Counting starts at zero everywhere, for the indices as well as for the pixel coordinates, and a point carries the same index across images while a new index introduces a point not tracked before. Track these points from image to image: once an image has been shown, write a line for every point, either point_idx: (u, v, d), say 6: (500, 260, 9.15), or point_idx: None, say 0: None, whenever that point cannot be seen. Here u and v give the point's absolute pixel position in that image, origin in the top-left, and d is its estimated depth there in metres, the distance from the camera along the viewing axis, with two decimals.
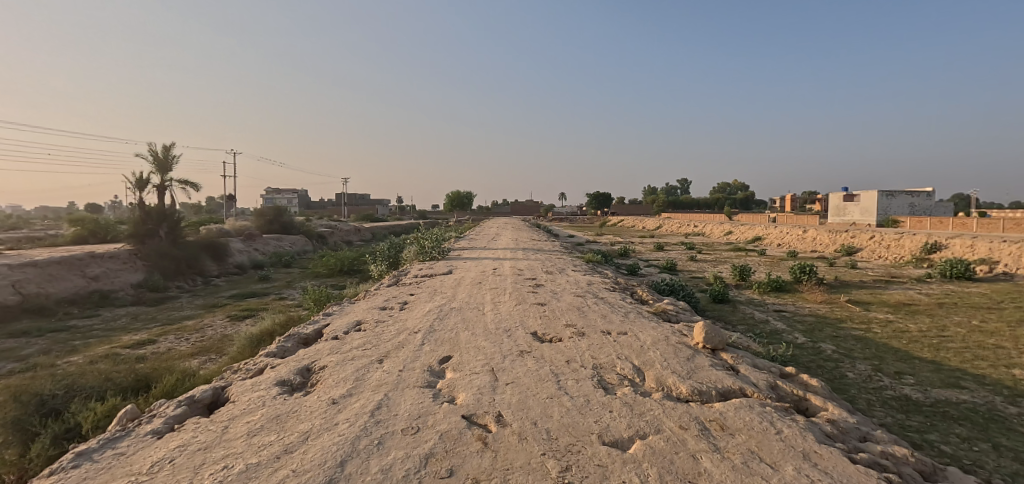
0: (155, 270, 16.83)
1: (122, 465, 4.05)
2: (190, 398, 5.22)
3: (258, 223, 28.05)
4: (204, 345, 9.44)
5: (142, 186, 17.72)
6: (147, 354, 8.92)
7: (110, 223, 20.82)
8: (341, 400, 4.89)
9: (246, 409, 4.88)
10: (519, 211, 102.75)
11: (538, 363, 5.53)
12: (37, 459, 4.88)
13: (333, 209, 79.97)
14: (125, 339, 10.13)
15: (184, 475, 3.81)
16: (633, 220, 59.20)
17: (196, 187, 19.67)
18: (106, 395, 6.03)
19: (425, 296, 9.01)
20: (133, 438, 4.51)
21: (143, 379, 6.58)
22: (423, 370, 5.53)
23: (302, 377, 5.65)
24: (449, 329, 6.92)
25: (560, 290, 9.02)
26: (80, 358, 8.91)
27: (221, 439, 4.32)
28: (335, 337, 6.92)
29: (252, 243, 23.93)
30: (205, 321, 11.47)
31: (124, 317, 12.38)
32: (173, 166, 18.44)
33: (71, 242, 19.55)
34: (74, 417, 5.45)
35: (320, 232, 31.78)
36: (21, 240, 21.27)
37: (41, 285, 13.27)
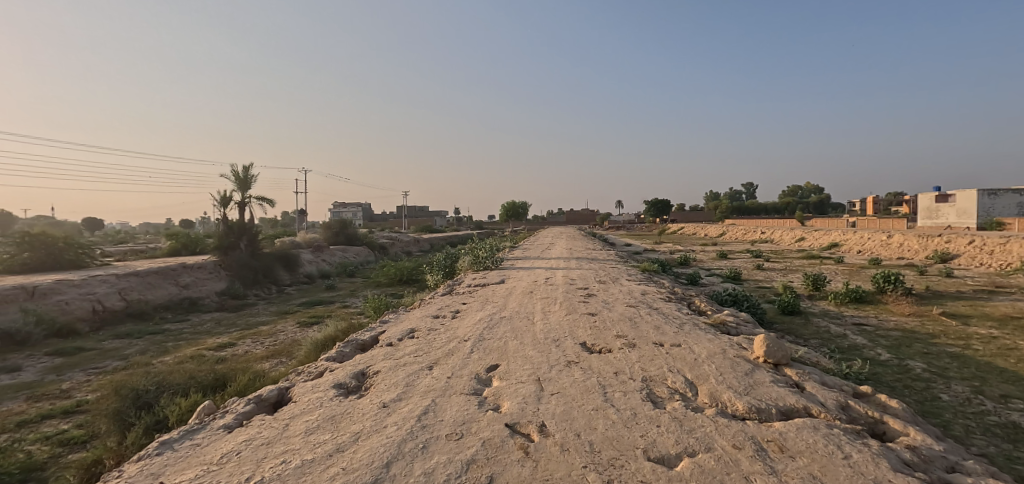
0: (238, 280, 18.26)
1: (196, 455, 4.39)
2: (258, 397, 5.59)
3: (326, 236, 29.74)
4: (275, 349, 10.12)
5: (226, 203, 19.33)
6: (227, 356, 9.68)
7: (200, 237, 22.88)
8: (391, 404, 5.04)
9: (304, 410, 5.14)
10: (576, 220, 101.72)
11: (585, 374, 5.41)
12: (131, 446, 5.37)
13: (395, 221, 83.32)
14: (209, 342, 11.05)
15: (246, 467, 4.05)
16: (696, 227, 56.92)
17: (271, 203, 21.21)
18: (189, 392, 6.58)
19: (476, 305, 9.12)
20: (208, 430, 4.90)
21: (221, 378, 7.12)
22: (470, 377, 5.59)
23: (357, 381, 5.88)
24: (498, 338, 6.96)
25: (612, 300, 8.80)
26: (170, 358, 9.82)
27: (282, 436, 4.58)
28: (389, 344, 7.17)
29: (321, 254, 25.33)
30: (277, 327, 12.27)
31: (209, 322, 13.52)
32: (252, 184, 19.97)
33: (167, 254, 21.64)
34: (163, 411, 5.99)
35: (382, 243, 33.20)
36: (128, 253, 23.83)
37: (142, 293, 14.77)
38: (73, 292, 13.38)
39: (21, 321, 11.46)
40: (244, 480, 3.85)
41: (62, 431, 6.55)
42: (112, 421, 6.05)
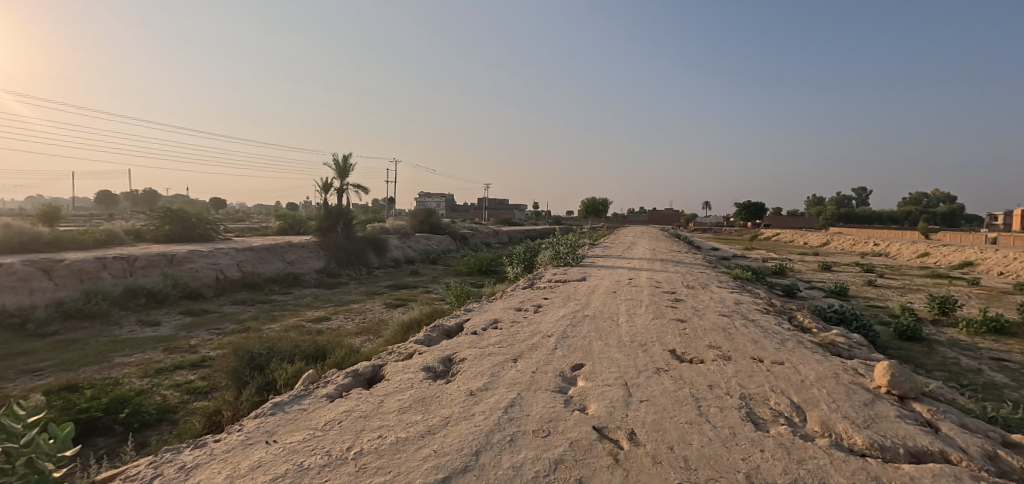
0: (333, 260, 19.60)
1: (303, 419, 4.74)
2: (355, 371, 5.93)
3: (412, 223, 31.09)
4: (366, 326, 10.74)
5: (327, 189, 20.77)
6: (324, 329, 10.42)
7: (304, 219, 24.83)
8: (478, 393, 5.13)
9: (396, 388, 5.38)
10: (656, 219, 98.39)
11: (676, 383, 5.19)
12: (246, 402, 5.95)
13: (475, 212, 85.44)
14: (308, 315, 11.96)
15: (347, 437, 4.31)
16: (793, 234, 52.74)
17: (365, 190, 22.60)
18: (294, 359, 7.15)
19: (559, 301, 9.08)
20: (312, 397, 5.27)
21: (321, 349, 7.67)
22: (555, 374, 5.56)
23: (444, 366, 6.06)
24: (582, 337, 6.87)
25: (703, 307, 8.38)
26: (277, 326, 10.75)
27: (378, 411, 4.83)
28: (474, 332, 7.32)
29: (406, 241, 26.49)
30: (367, 306, 13.01)
31: (308, 296, 14.64)
32: (350, 172, 21.28)
33: (275, 232, 23.78)
34: (272, 374, 6.57)
35: (464, 233, 34.15)
36: (244, 230, 26.48)
37: (254, 266, 16.32)
38: (199, 262, 15.09)
39: (158, 284, 13.14)
40: (346, 449, 4.10)
41: (189, 381, 7.41)
42: (232, 378, 6.75)
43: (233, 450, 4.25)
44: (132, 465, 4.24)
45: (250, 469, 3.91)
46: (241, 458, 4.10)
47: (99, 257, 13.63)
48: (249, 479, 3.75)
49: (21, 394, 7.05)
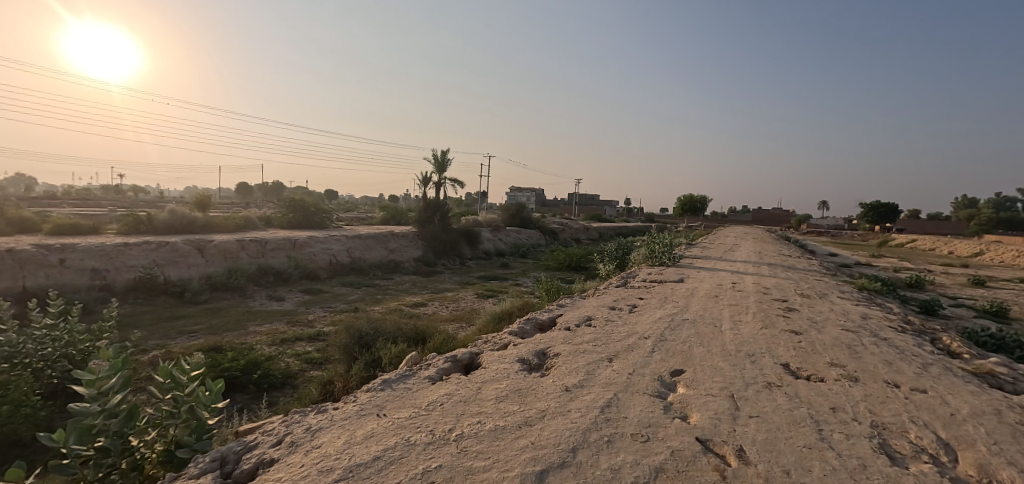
0: (429, 250, 20.59)
1: (408, 398, 5.01)
2: (454, 357, 6.15)
3: (504, 217, 31.71)
4: (459, 314, 11.15)
5: (426, 182, 21.81)
6: (422, 314, 10.98)
7: (404, 210, 26.36)
8: (574, 389, 5.08)
9: (493, 377, 5.50)
10: (759, 220, 91.41)
11: (791, 401, 4.75)
12: (355, 376, 6.45)
13: (564, 207, 85.22)
14: (408, 300, 12.67)
15: (448, 418, 4.49)
16: (929, 241, 46.17)
17: (460, 184, 23.47)
18: (398, 340, 7.60)
19: (655, 302, 8.75)
20: (416, 378, 5.55)
21: (421, 332, 8.07)
22: (653, 378, 5.35)
23: (538, 359, 6.09)
24: (682, 341, 6.54)
25: (821, 320, 7.61)
26: (380, 308, 11.52)
27: (476, 397, 4.96)
28: (567, 328, 7.28)
29: (498, 234, 27.09)
30: (461, 295, 13.49)
31: (407, 283, 15.51)
32: (448, 167, 22.16)
33: (379, 221, 25.52)
34: (378, 353, 7.05)
35: (553, 228, 34.19)
36: (352, 219, 28.75)
37: (361, 252, 17.63)
38: (316, 247, 16.61)
39: (283, 264, 14.69)
40: (448, 430, 4.27)
41: (307, 351, 8.20)
42: (344, 353, 7.35)
43: (349, 418, 4.63)
44: (268, 423, 4.81)
45: (365, 438, 4.23)
46: (356, 427, 4.45)
47: (239, 239, 15.65)
48: (363, 447, 4.07)
49: (181, 350, 8.28)
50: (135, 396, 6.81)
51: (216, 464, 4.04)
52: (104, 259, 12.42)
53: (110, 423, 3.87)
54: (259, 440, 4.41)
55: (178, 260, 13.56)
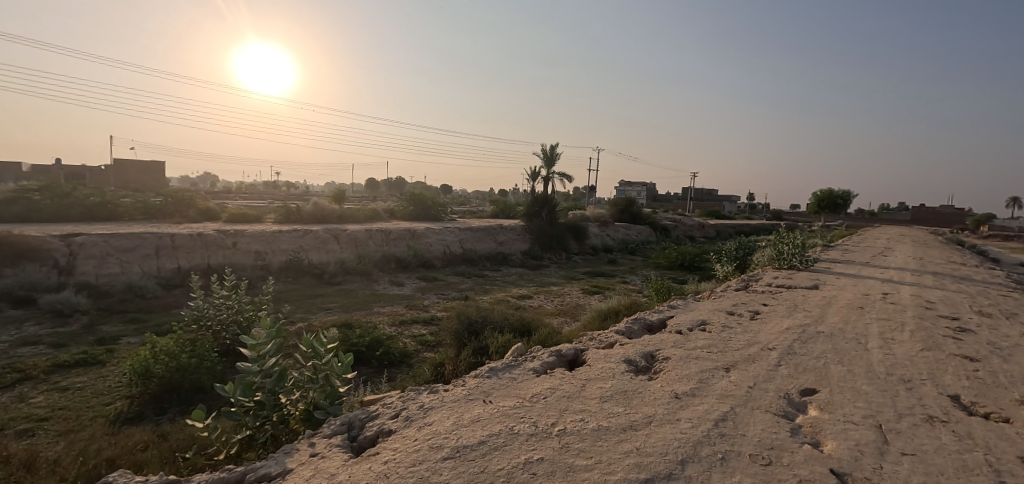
0: (536, 243, 20.75)
1: (513, 388, 5.06)
2: (559, 351, 6.09)
3: (612, 212, 30.92)
4: (564, 309, 11.07)
5: (535, 176, 21.98)
6: (528, 306, 11.09)
7: (513, 204, 26.88)
8: (685, 397, 4.72)
9: (598, 376, 5.32)
10: (917, 220, 78.44)
11: (962, 441, 3.93)
12: (464, 363, 6.69)
13: (678, 202, 80.81)
14: (514, 291, 12.88)
15: (551, 413, 4.43)
16: None
17: (568, 179, 23.36)
18: (504, 330, 7.74)
19: (782, 309, 7.86)
20: (521, 369, 5.58)
21: (527, 325, 8.13)
22: (778, 395, 4.78)
23: (646, 362, 5.78)
24: (815, 356, 5.77)
25: (1006, 346, 6.23)
26: (488, 298, 11.86)
27: (580, 394, 4.84)
28: (678, 331, 6.83)
29: (606, 229, 26.48)
30: (566, 290, 13.40)
31: (514, 275, 15.79)
32: (556, 161, 22.12)
33: (489, 214, 26.35)
34: (486, 341, 7.25)
35: (665, 225, 32.56)
36: (464, 212, 30.04)
37: (472, 244, 18.34)
38: (432, 238, 17.60)
39: (403, 253, 15.79)
40: (551, 424, 4.21)
41: (422, 334, 8.72)
42: (454, 339, 7.68)
43: (458, 401, 4.80)
44: (388, 397, 5.21)
45: (471, 422, 4.35)
46: (464, 411, 4.59)
47: (367, 229, 17.15)
48: (469, 430, 4.18)
49: (319, 324, 9.33)
50: (284, 361, 7.82)
51: (345, 428, 4.54)
52: (263, 244, 14.43)
53: (267, 382, 4.66)
54: (380, 411, 4.78)
55: (318, 246, 15.26)
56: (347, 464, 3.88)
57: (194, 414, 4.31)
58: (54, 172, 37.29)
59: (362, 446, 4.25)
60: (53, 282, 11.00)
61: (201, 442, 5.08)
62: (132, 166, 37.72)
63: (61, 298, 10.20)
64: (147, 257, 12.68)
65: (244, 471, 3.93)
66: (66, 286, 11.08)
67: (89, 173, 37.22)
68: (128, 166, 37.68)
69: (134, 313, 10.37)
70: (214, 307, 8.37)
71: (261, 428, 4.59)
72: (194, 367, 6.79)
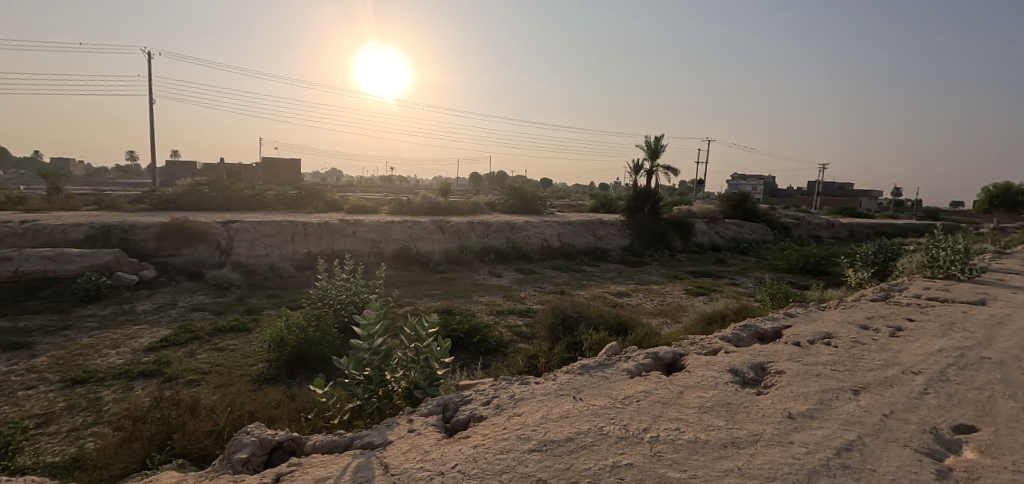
0: (638, 240, 19.96)
1: (605, 387, 4.82)
2: (656, 354, 5.71)
3: (724, 208, 28.71)
4: (664, 309, 10.47)
5: (637, 169, 21.09)
6: (625, 304, 10.67)
7: (614, 198, 26.11)
8: (800, 418, 4.14)
9: (699, 384, 4.88)
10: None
11: None
12: (556, 357, 6.57)
13: (803, 199, 72.92)
14: (611, 288, 12.49)
15: (644, 417, 4.14)
16: None
17: (675, 171, 22.10)
18: (599, 328, 7.48)
19: (933, 327, 6.62)
20: (614, 369, 5.31)
21: (623, 324, 7.77)
22: (922, 428, 3.99)
23: (755, 374, 5.19)
24: (975, 387, 4.76)
25: None
26: (584, 293, 11.63)
27: (676, 401, 4.47)
28: (796, 343, 6.06)
29: (715, 227, 24.68)
30: (668, 289, 12.68)
31: (613, 271, 15.33)
32: (661, 153, 21.01)
33: (589, 209, 25.89)
34: (579, 337, 7.07)
35: (786, 223, 29.51)
36: (565, 206, 29.83)
37: (570, 238, 18.15)
38: (531, 231, 17.70)
39: (503, 244, 16.07)
40: (643, 430, 3.93)
41: (517, 325, 8.77)
42: (548, 332, 7.59)
43: (548, 395, 4.69)
44: (481, 383, 5.26)
45: (560, 417, 4.20)
46: (553, 406, 4.46)
47: (469, 221, 17.74)
48: (558, 425, 4.05)
49: (423, 309, 9.82)
50: (390, 340, 8.33)
51: (440, 408, 4.65)
52: (377, 232, 15.56)
53: (375, 358, 4.97)
54: (472, 397, 4.84)
55: (425, 236, 16.09)
56: (439, 443, 3.96)
57: (315, 381, 4.72)
58: (219, 169, 43.77)
59: (454, 428, 4.33)
60: (217, 260, 12.93)
61: (320, 406, 5.53)
62: (277, 162, 42.95)
63: (220, 273, 11.88)
64: (284, 241, 14.33)
65: (351, 438, 4.20)
66: (226, 263, 12.98)
67: (244, 169, 43.10)
68: (274, 162, 43.00)
69: (273, 289, 11.75)
70: (336, 288, 9.17)
71: (369, 400, 4.94)
72: (319, 339, 7.47)
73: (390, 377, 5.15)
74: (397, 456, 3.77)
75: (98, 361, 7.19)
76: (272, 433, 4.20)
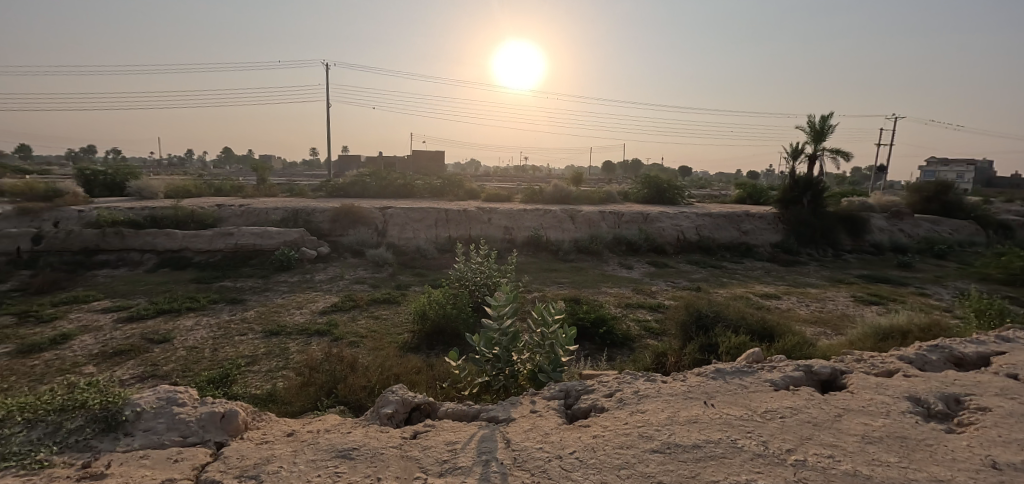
0: (793, 236, 17.81)
1: (743, 397, 4.46)
2: (809, 367, 5.09)
3: (911, 201, 24.09)
4: (823, 316, 9.23)
5: (796, 155, 18.72)
6: (773, 308, 9.65)
7: (765, 188, 23.57)
8: (1007, 470, 3.37)
9: (865, 409, 4.24)
10: None
11: None
12: (687, 357, 6.25)
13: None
14: (758, 288, 11.37)
15: (788, 437, 3.75)
16: None
17: (847, 155, 19.14)
18: (740, 331, 6.89)
19: None
20: (755, 378, 4.88)
21: (770, 329, 7.05)
22: None
23: (944, 406, 4.34)
24: None
25: None
26: (724, 292, 10.78)
27: (832, 425, 3.95)
28: (1009, 375, 4.90)
29: (898, 223, 20.85)
30: (829, 294, 11.14)
31: (760, 270, 13.93)
32: (828, 136, 18.35)
33: (735, 200, 23.75)
34: (715, 339, 6.61)
35: (1003, 221, 23.71)
36: (707, 196, 27.74)
37: (711, 231, 16.92)
38: (666, 222, 16.88)
39: (636, 236, 15.57)
40: (785, 450, 3.56)
41: (647, 320, 8.50)
42: (680, 331, 7.22)
43: (675, 396, 4.48)
44: (605, 375, 5.22)
45: (688, 421, 4.00)
46: (681, 408, 4.26)
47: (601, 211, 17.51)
48: (685, 429, 3.86)
49: (552, 295, 10.01)
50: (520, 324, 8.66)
51: (562, 394, 4.73)
52: (511, 220, 16.18)
53: (503, 339, 5.25)
54: (595, 386, 4.82)
55: (556, 225, 16.32)
56: (560, 428, 4.04)
57: (450, 354, 5.13)
58: (378, 162, 49.32)
59: (575, 415, 4.39)
60: (375, 240, 14.63)
61: (453, 377, 6.00)
62: (425, 154, 46.91)
63: (377, 252, 13.43)
64: (429, 226, 15.69)
65: (478, 409, 4.49)
66: (382, 243, 14.62)
67: (398, 161, 47.87)
68: (423, 154, 47.05)
69: (419, 268, 12.96)
70: (472, 271, 9.78)
71: (496, 377, 5.23)
72: (455, 316, 8.08)
73: (516, 358, 5.38)
74: (519, 434, 3.94)
75: (287, 318, 8.69)
76: (413, 395, 4.69)
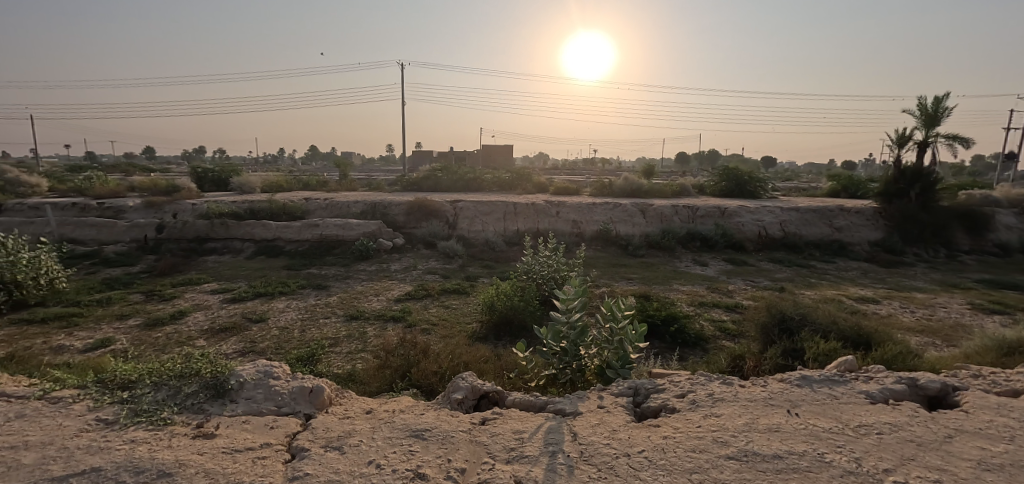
0: (896, 234, 16.17)
1: (833, 408, 4.17)
2: (913, 381, 4.65)
3: None
4: (930, 325, 8.35)
5: (903, 142, 16.94)
6: (870, 313, 8.86)
7: (862, 180, 21.55)
8: None
9: (985, 433, 3.80)
10: None
11: None
12: (768, 362, 5.93)
13: None
14: (852, 291, 10.48)
15: (886, 456, 3.47)
16: None
17: (967, 141, 17.00)
18: (830, 336, 6.42)
19: None
20: (847, 388, 4.54)
21: (865, 336, 6.50)
22: None
23: None
24: None
25: None
26: (813, 294, 10.04)
27: (941, 447, 3.60)
28: None
29: None
30: (939, 300, 10.02)
31: (855, 270, 12.82)
32: (943, 120, 16.44)
33: (826, 194, 21.94)
34: (800, 343, 6.21)
35: None
36: (793, 189, 25.83)
37: (797, 228, 15.80)
38: (747, 218, 15.98)
39: (713, 231, 14.87)
40: (882, 470, 3.31)
41: (723, 320, 8.14)
42: (761, 333, 6.85)
43: (754, 402, 4.28)
44: (677, 375, 5.08)
45: (768, 429, 3.82)
46: (761, 415, 4.06)
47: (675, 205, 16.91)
48: (765, 438, 3.69)
49: (621, 291, 9.84)
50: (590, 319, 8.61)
51: (631, 392, 4.67)
52: (581, 214, 16.04)
53: (570, 333, 5.27)
54: (666, 386, 4.71)
55: (626, 219, 15.99)
56: (628, 425, 4.01)
57: (518, 345, 5.24)
58: (450, 156, 50.69)
59: (645, 414, 4.33)
60: (447, 233, 15.12)
61: (520, 367, 6.11)
62: (495, 148, 47.55)
63: (449, 244, 13.89)
64: (498, 219, 15.96)
65: (545, 401, 4.55)
66: (453, 235, 15.09)
67: (469, 155, 48.91)
68: (493, 149, 47.72)
69: (488, 261, 13.24)
70: (540, 264, 9.84)
71: (564, 370, 5.26)
72: (523, 308, 8.21)
73: (584, 353, 5.39)
74: (586, 428, 3.96)
75: (366, 304, 9.26)
76: (482, 382, 4.84)
